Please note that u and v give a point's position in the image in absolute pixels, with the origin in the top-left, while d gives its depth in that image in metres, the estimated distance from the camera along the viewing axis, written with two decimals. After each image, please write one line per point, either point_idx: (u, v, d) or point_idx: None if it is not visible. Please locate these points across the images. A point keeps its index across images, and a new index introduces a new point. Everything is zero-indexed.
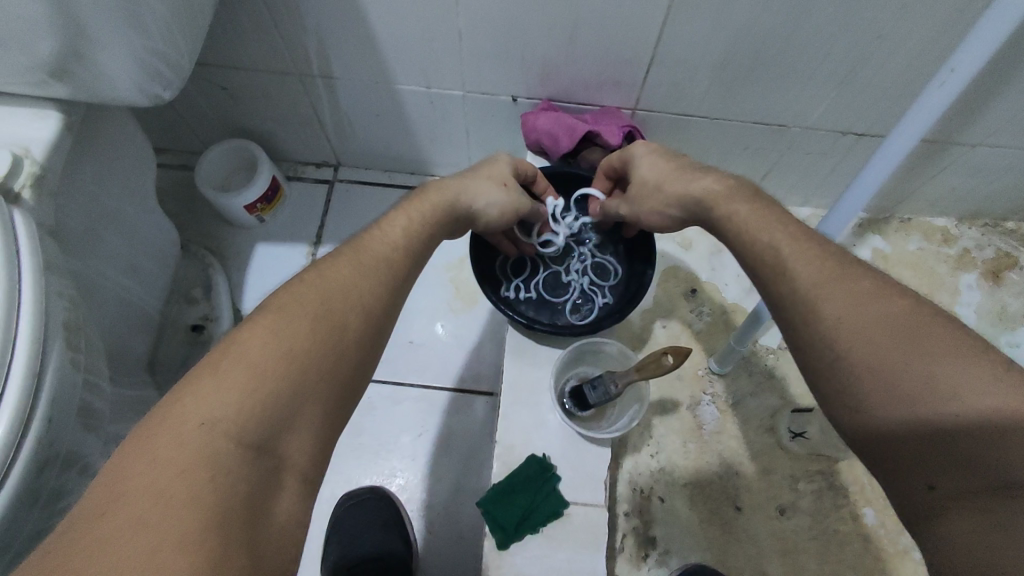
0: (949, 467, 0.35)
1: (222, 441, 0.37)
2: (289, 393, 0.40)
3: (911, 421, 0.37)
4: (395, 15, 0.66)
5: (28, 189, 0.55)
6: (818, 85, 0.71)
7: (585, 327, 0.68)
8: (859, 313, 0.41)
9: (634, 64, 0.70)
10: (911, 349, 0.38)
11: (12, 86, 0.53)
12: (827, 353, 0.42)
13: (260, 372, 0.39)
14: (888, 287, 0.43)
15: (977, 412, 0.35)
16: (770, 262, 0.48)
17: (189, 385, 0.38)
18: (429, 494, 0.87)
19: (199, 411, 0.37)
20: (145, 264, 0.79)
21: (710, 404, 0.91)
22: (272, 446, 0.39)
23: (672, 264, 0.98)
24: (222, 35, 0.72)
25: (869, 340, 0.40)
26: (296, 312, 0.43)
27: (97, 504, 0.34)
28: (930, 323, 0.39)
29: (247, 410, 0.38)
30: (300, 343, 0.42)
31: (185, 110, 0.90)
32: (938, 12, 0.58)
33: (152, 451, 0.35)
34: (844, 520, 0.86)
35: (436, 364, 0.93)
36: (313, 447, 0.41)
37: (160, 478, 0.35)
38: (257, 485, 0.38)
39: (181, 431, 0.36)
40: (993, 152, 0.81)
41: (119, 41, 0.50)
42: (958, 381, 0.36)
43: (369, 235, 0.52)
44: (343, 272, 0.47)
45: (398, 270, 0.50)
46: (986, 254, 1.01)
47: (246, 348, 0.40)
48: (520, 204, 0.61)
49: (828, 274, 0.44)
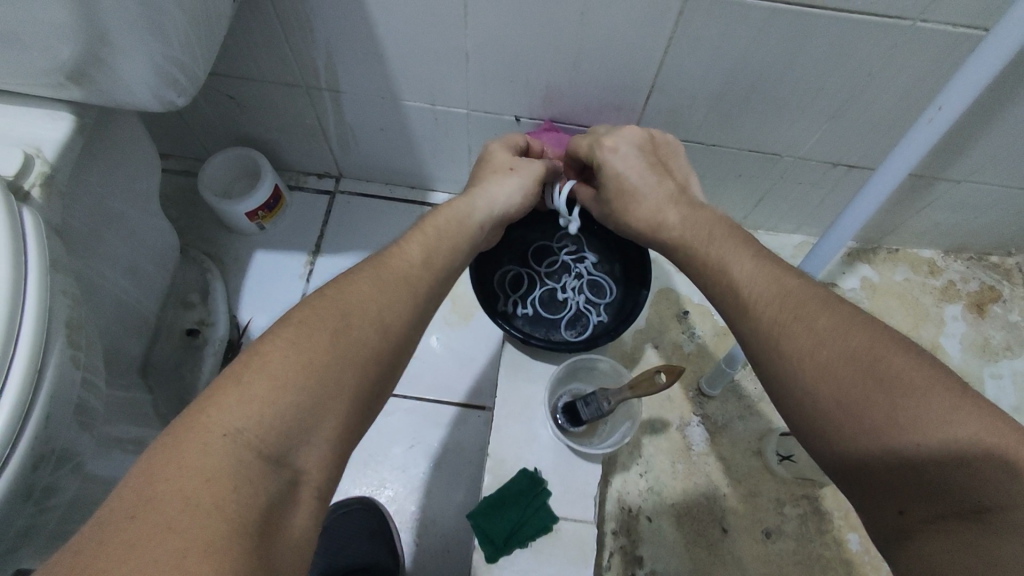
0: (918, 492, 0.36)
1: (244, 451, 0.38)
2: (308, 405, 0.41)
3: (877, 451, 0.38)
4: (404, 32, 0.68)
5: (37, 188, 0.56)
6: (811, 118, 0.74)
7: (581, 343, 0.69)
8: (823, 347, 0.43)
9: (635, 90, 0.72)
10: (870, 382, 0.40)
11: (28, 87, 0.54)
12: (797, 386, 0.43)
13: (282, 384, 0.40)
14: (859, 317, 0.44)
15: (936, 440, 0.36)
16: (747, 293, 0.49)
17: (211, 396, 0.39)
18: (419, 506, 0.87)
19: (222, 420, 0.38)
20: (145, 267, 0.79)
21: (699, 425, 0.92)
22: (288, 460, 0.40)
23: (664, 286, 1.00)
24: (234, 45, 0.73)
25: (836, 371, 0.41)
26: (315, 326, 0.44)
27: (125, 508, 0.34)
28: (887, 353, 0.40)
29: (267, 421, 0.39)
30: (319, 357, 0.42)
31: (192, 116, 0.91)
32: (925, 53, 0.61)
33: (178, 459, 0.36)
34: (828, 545, 0.86)
35: (429, 376, 0.94)
36: (327, 462, 0.42)
37: (186, 485, 0.35)
38: (275, 498, 0.38)
39: (204, 440, 0.37)
40: (978, 189, 0.84)
41: (139, 50, 0.52)
42: (919, 411, 0.37)
43: (390, 252, 0.53)
44: (363, 287, 0.48)
45: (417, 286, 0.51)
46: (971, 287, 1.03)
47: (269, 362, 0.41)
48: (532, 176, 0.65)
49: (787, 313, 0.46)
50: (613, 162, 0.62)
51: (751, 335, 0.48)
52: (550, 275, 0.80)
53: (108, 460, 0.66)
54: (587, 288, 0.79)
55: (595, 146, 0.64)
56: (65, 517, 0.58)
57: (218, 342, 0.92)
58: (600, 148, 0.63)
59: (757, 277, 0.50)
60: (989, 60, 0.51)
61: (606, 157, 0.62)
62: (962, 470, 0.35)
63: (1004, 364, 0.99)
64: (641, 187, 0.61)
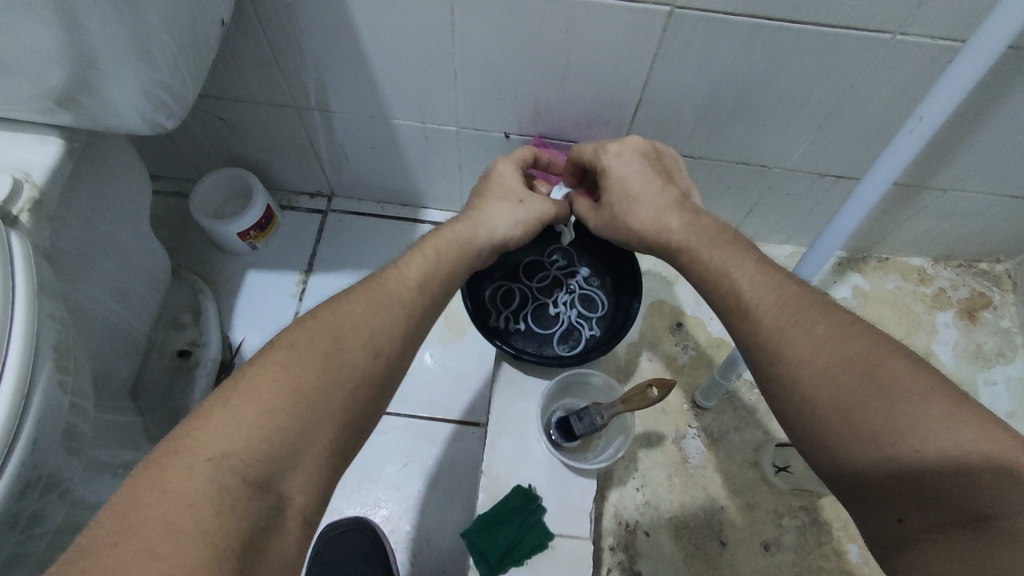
0: (914, 500, 0.36)
1: (228, 476, 0.37)
2: (297, 430, 0.41)
3: (875, 457, 0.38)
4: (391, 52, 0.69)
5: (26, 213, 0.56)
6: (796, 130, 0.75)
7: (573, 358, 0.69)
8: (818, 356, 0.43)
9: (622, 105, 0.73)
10: (868, 388, 0.40)
11: (17, 113, 0.55)
12: (794, 394, 0.43)
13: (270, 408, 0.40)
14: (852, 324, 0.44)
15: (935, 449, 0.36)
16: (738, 305, 0.50)
17: (200, 419, 0.39)
18: (414, 525, 0.87)
19: (208, 444, 0.38)
20: (135, 288, 0.79)
21: (695, 438, 0.91)
22: (275, 485, 0.39)
23: (657, 298, 1.00)
24: (224, 67, 0.74)
25: (832, 378, 0.41)
26: (308, 349, 0.44)
27: (107, 533, 0.34)
28: (884, 360, 0.41)
29: (254, 447, 0.39)
30: (310, 380, 0.42)
31: (183, 138, 0.92)
32: (904, 65, 0.62)
33: (163, 483, 0.36)
34: (827, 556, 0.86)
35: (423, 395, 0.93)
36: (316, 488, 0.41)
37: (169, 511, 0.35)
38: (259, 524, 0.38)
39: (190, 464, 0.37)
40: (964, 197, 0.85)
41: (125, 75, 0.52)
42: (913, 417, 0.37)
43: (391, 271, 0.52)
44: (359, 308, 0.48)
45: (413, 306, 0.50)
46: (961, 294, 1.04)
47: (257, 384, 0.41)
48: (538, 214, 0.63)
49: (785, 319, 0.46)
50: (617, 172, 0.62)
51: (749, 343, 0.48)
52: (542, 290, 0.80)
53: (96, 484, 0.66)
54: (579, 302, 0.79)
55: (600, 152, 0.63)
56: (52, 545, 0.57)
57: (210, 362, 0.91)
58: (604, 153, 0.63)
59: (751, 290, 0.50)
60: (966, 71, 0.52)
61: (611, 162, 0.62)
62: (959, 478, 0.35)
63: (997, 371, 1.00)
64: (641, 194, 0.61)
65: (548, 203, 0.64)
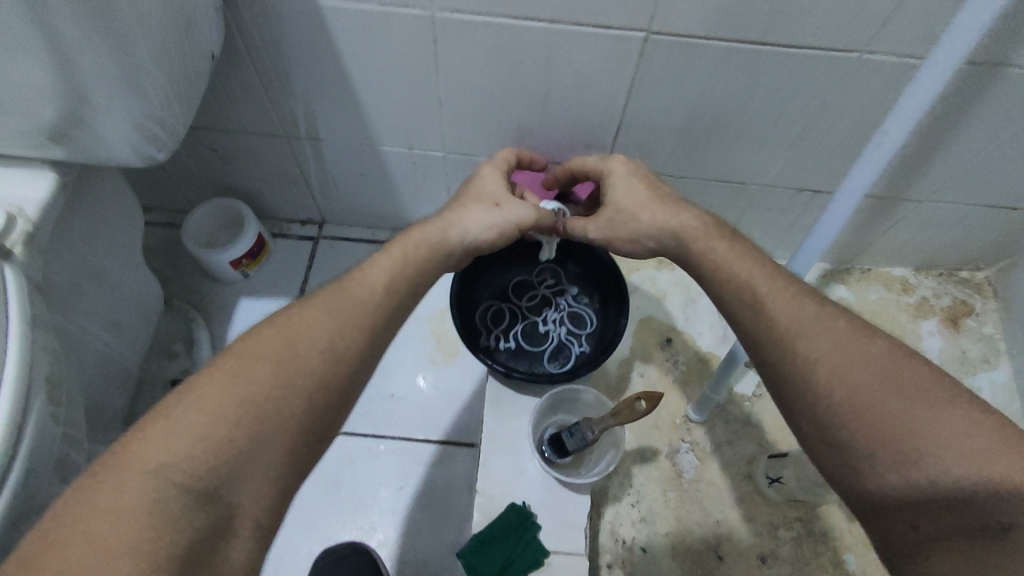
0: (928, 508, 0.41)
1: (165, 487, 0.40)
2: (242, 440, 0.43)
3: (891, 462, 0.43)
4: (377, 81, 0.71)
5: (20, 245, 0.57)
6: (773, 146, 0.77)
7: (562, 375, 0.70)
8: (839, 356, 0.46)
9: (604, 126, 0.75)
10: (890, 395, 0.44)
11: (11, 148, 0.56)
12: (810, 390, 0.47)
13: (212, 420, 0.42)
14: (868, 329, 0.48)
15: (950, 460, 0.41)
16: (748, 300, 0.52)
17: (143, 430, 0.42)
18: (410, 548, 0.86)
19: (146, 456, 0.40)
20: (127, 318, 0.80)
21: (688, 452, 0.92)
22: (219, 494, 0.42)
23: (647, 314, 1.01)
24: (214, 99, 0.76)
25: (854, 380, 0.45)
26: (257, 359, 0.46)
27: (49, 539, 0.37)
28: (904, 370, 0.45)
29: (193, 458, 0.41)
30: (256, 390, 0.44)
31: (175, 170, 0.93)
32: (871, 82, 0.64)
33: (101, 494, 0.39)
34: (824, 567, 0.86)
35: (416, 417, 0.94)
36: (265, 496, 0.43)
37: (104, 520, 0.38)
38: (200, 532, 0.40)
39: (126, 476, 0.40)
40: (939, 208, 0.87)
41: (116, 107, 0.53)
42: (932, 429, 0.42)
43: (354, 275, 0.52)
44: (317, 315, 0.49)
45: (374, 311, 0.51)
46: (944, 302, 1.06)
47: (201, 396, 0.43)
48: (516, 216, 0.60)
49: (806, 314, 0.49)
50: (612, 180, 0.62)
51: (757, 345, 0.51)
52: (531, 308, 0.81)
53: None
54: (568, 320, 0.80)
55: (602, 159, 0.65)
56: None
57: None
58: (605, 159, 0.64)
59: None
60: (928, 86, 0.55)
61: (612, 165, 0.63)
62: (970, 489, 0.40)
63: (982, 377, 1.01)
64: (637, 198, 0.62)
65: (528, 206, 0.61)
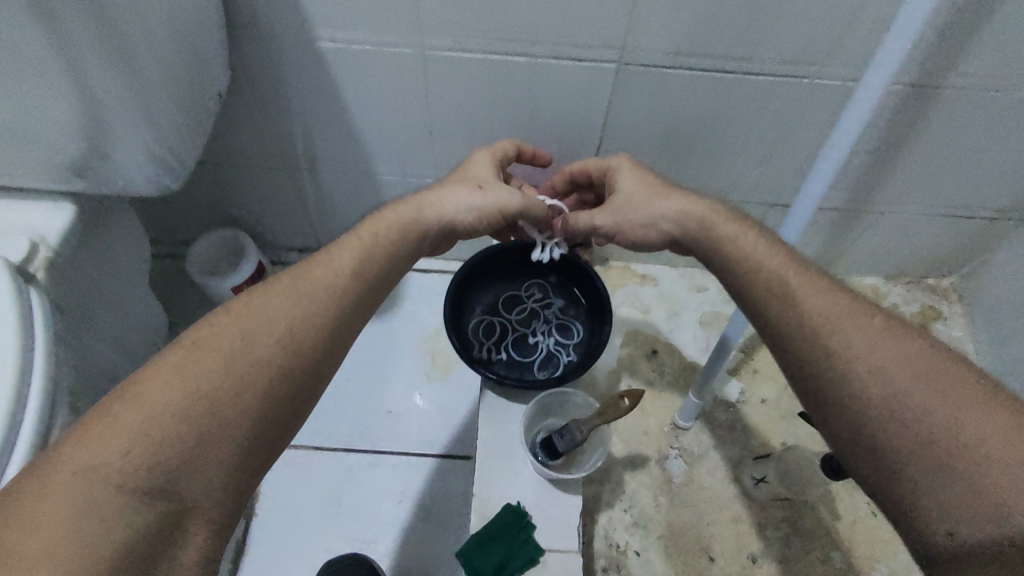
0: (968, 515, 0.41)
1: (109, 484, 0.42)
2: (190, 434, 0.45)
3: (933, 463, 0.44)
4: (373, 113, 0.77)
5: (42, 271, 0.61)
6: (740, 165, 0.83)
7: (552, 381, 0.74)
8: (878, 354, 0.48)
9: (585, 149, 0.81)
10: (932, 396, 0.45)
11: (36, 181, 0.61)
12: (847, 388, 0.48)
13: (155, 416, 0.44)
14: (901, 328, 0.50)
15: (995, 464, 0.42)
16: (763, 294, 0.55)
17: (85, 428, 0.43)
18: (410, 559, 0.89)
19: (83, 456, 0.42)
20: (136, 342, 0.83)
21: (677, 457, 0.95)
22: (168, 489, 0.44)
23: (633, 327, 1.06)
24: (221, 134, 0.81)
25: (896, 378, 0.47)
26: (206, 351, 0.48)
27: None
28: (948, 374, 0.46)
29: (137, 454, 0.43)
30: (205, 383, 0.46)
31: (180, 202, 0.98)
32: (824, 101, 0.71)
33: (43, 493, 0.40)
34: (812, 564, 0.89)
35: (415, 432, 0.97)
36: (217, 489, 0.45)
37: (44, 518, 0.39)
38: (149, 527, 0.42)
39: (66, 474, 0.41)
40: (900, 217, 0.94)
41: (136, 140, 0.59)
42: (979, 435, 0.43)
43: (320, 258, 0.56)
44: (273, 302, 0.51)
45: (332, 294, 0.53)
46: (913, 308, 1.11)
47: (146, 391, 0.45)
48: (499, 201, 0.65)
49: (838, 310, 0.51)
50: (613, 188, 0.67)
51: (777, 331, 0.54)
52: (521, 321, 0.85)
53: None
54: (556, 330, 0.85)
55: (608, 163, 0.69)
56: None
57: None
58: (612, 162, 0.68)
59: None
60: None
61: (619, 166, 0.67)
62: (1014, 496, 0.40)
63: None
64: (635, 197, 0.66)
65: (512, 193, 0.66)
